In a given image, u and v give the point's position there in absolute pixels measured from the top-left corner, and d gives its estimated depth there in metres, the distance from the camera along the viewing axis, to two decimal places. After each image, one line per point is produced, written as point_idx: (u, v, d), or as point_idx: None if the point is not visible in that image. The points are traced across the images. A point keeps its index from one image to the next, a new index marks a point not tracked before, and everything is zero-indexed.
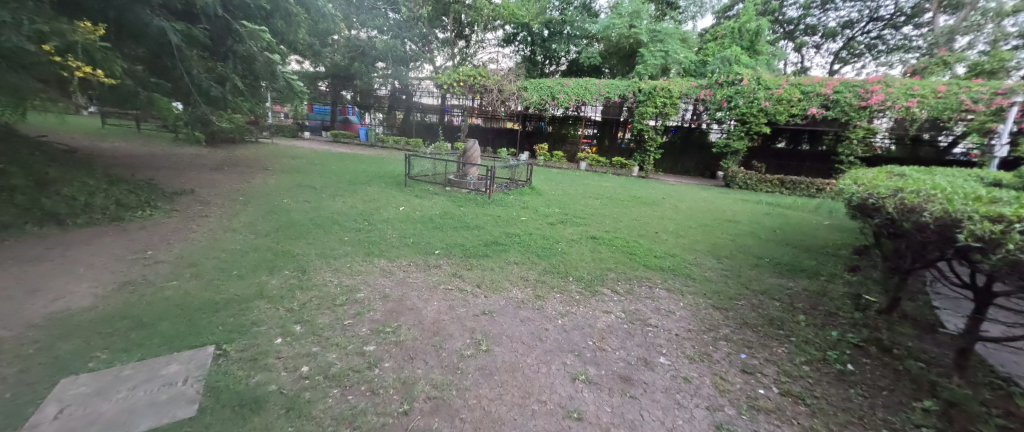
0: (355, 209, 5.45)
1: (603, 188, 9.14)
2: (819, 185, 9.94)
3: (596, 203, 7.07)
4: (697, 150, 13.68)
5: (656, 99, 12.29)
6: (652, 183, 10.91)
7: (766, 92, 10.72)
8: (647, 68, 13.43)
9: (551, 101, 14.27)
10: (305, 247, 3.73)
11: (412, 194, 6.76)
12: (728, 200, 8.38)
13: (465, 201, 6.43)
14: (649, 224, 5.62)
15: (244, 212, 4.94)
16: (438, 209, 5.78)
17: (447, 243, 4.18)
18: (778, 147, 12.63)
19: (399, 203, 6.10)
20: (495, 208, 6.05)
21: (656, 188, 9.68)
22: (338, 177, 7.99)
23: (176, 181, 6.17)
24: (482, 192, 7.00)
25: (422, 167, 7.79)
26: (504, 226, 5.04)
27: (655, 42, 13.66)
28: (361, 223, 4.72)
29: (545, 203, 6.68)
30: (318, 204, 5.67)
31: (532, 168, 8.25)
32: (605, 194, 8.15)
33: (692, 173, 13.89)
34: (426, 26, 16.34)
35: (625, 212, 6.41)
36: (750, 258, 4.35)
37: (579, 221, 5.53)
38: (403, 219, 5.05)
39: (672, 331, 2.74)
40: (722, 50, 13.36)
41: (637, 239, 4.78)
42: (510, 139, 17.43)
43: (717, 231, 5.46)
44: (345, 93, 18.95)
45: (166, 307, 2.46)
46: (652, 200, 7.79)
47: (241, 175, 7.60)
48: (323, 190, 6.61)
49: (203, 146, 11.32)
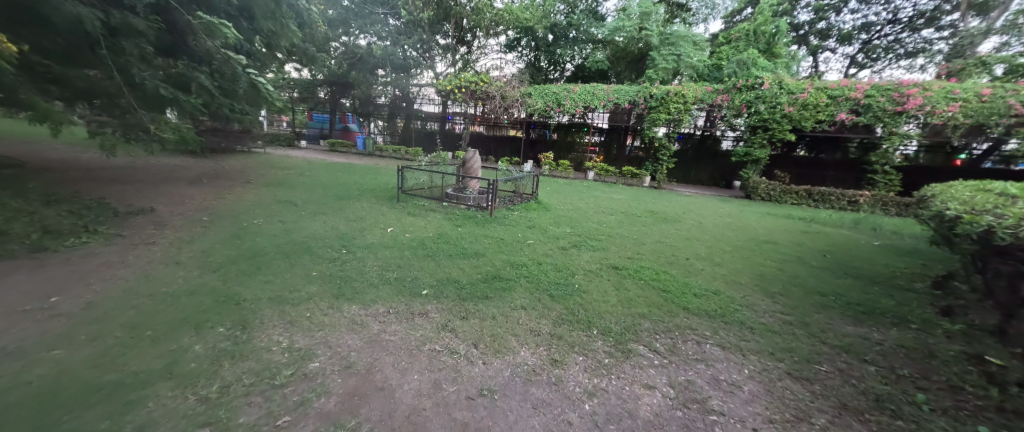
0: (335, 231, 4.72)
1: (616, 202, 8.36)
2: (850, 196, 9.10)
3: (611, 221, 6.27)
4: (710, 159, 12.96)
5: (669, 105, 11.53)
6: (666, 195, 10.16)
7: (789, 96, 9.94)
8: (657, 73, 12.82)
9: (556, 108, 13.61)
10: (257, 288, 2.96)
11: (404, 211, 6.03)
12: (756, 216, 7.54)
13: (463, 219, 5.67)
14: (677, 247, 4.83)
15: (203, 236, 4.19)
16: (432, 230, 5.05)
17: (438, 278, 3.42)
18: (798, 155, 11.83)
19: (387, 222, 5.36)
20: (498, 229, 5.27)
21: (672, 201, 8.90)
22: (326, 191, 7.28)
23: (137, 198, 5.46)
24: (483, 207, 6.27)
25: (417, 180, 7.05)
26: (509, 252, 4.29)
27: (666, 45, 12.96)
28: (339, 250, 3.98)
29: (554, 222, 5.90)
30: (293, 224, 4.93)
31: (538, 180, 7.53)
32: (619, 209, 7.39)
33: (706, 183, 13.11)
34: (427, 31, 15.75)
35: (646, 232, 5.60)
36: (811, 295, 3.54)
37: (595, 246, 4.74)
38: (389, 245, 4.29)
39: (749, 423, 1.92)
40: (737, 53, 12.67)
41: (669, 270, 3.97)
42: (513, 147, 16.81)
43: (760, 256, 4.64)
44: (344, 101, 18.44)
45: (19, 399, 1.68)
46: (672, 216, 6.99)
47: (219, 190, 6.91)
48: (304, 207, 5.88)
49: (189, 158, 10.73)
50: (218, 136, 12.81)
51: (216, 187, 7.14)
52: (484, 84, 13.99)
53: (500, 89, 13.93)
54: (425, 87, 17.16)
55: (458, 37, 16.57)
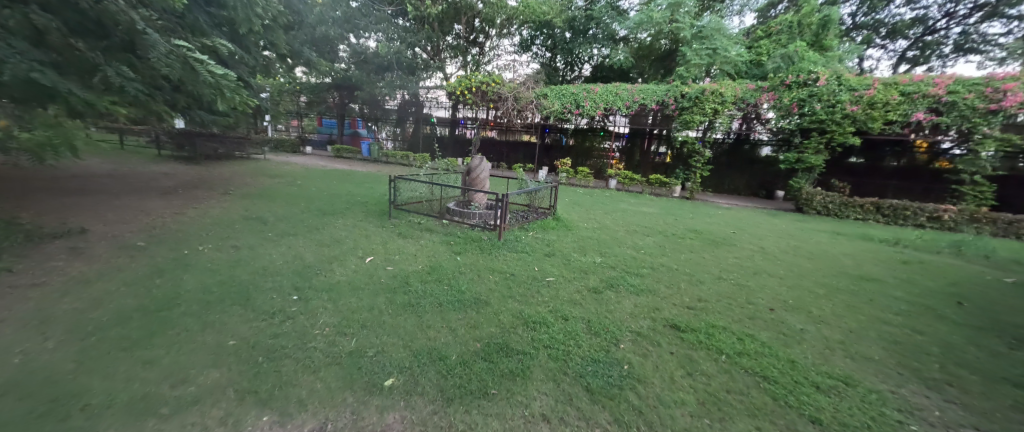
0: (297, 262, 3.66)
1: (648, 217, 7.12)
2: (930, 211, 7.59)
3: (649, 245, 5.02)
4: (746, 166, 11.64)
5: (705, 105, 10.14)
6: (703, 208, 8.84)
7: (850, 93, 8.47)
8: (689, 70, 11.40)
9: (575, 110, 12.35)
10: (112, 381, 1.83)
11: (395, 231, 4.96)
12: (824, 237, 6.16)
13: (464, 243, 4.54)
14: (749, 289, 3.55)
15: (114, 273, 3.16)
16: (425, 260, 3.95)
17: (414, 352, 2.26)
18: (852, 162, 10.34)
19: (371, 248, 4.28)
20: (506, 258, 4.10)
21: (714, 216, 7.60)
22: (311, 204, 6.30)
23: (72, 217, 4.52)
24: (491, 226, 5.14)
25: (414, 191, 5.99)
26: (522, 297, 3.15)
27: (699, 39, 11.61)
28: (286, 298, 2.85)
29: (578, 247, 4.72)
30: (248, 251, 3.90)
31: (556, 192, 6.41)
32: (655, 227, 6.16)
33: (742, 193, 11.75)
34: (436, 30, 14.85)
35: (697, 261, 4.35)
36: (1008, 389, 2.19)
37: (638, 287, 3.49)
38: (359, 286, 3.16)
39: None
40: (780, 46, 11.28)
41: (757, 334, 2.69)
42: (527, 153, 15.80)
43: (871, 306, 3.31)
44: (352, 106, 17.70)
45: None
46: (721, 236, 5.70)
47: (186, 203, 5.97)
48: (274, 227, 4.86)
49: (179, 167, 10.04)
50: (214, 142, 12.09)
51: (185, 200, 6.21)
52: (496, 85, 12.96)
53: (513, 90, 12.82)
54: (435, 90, 16.02)
55: (469, 38, 15.58)
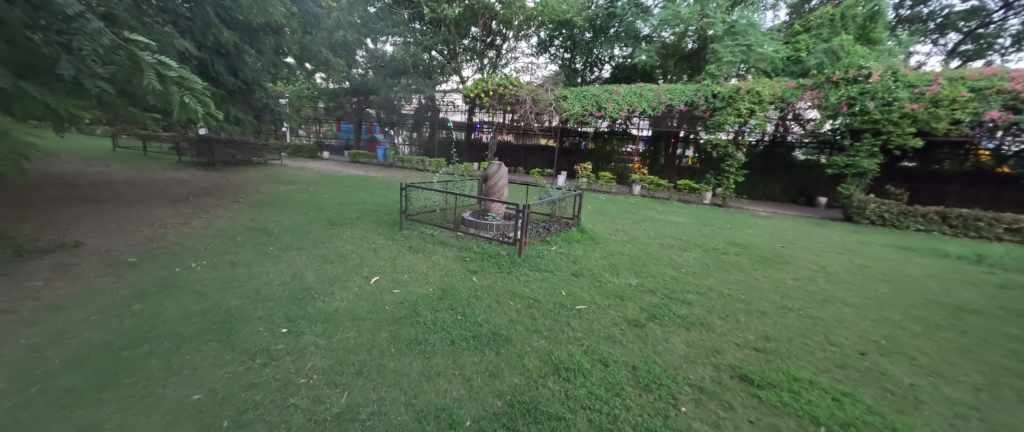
0: (294, 283, 3.25)
1: (682, 228, 6.49)
2: (1008, 221, 6.66)
3: (691, 262, 4.41)
4: (783, 170, 10.85)
5: (739, 105, 9.38)
6: (739, 216, 8.12)
7: (909, 90, 7.61)
8: (721, 68, 10.63)
9: (596, 112, 11.73)
10: None
11: (407, 245, 4.54)
12: (890, 253, 5.39)
13: (480, 260, 4.06)
14: (827, 323, 2.91)
15: (93, 294, 2.82)
16: (438, 280, 3.50)
17: (418, 414, 1.77)
18: (905, 167, 9.37)
19: (379, 265, 3.87)
20: (528, 279, 3.60)
21: (754, 227, 6.90)
22: (320, 213, 5.99)
23: (71, 230, 4.29)
24: (511, 240, 4.67)
25: (427, 200, 5.59)
26: (549, 332, 2.63)
27: (732, 34, 10.83)
28: (274, 333, 2.41)
29: (610, 265, 4.16)
30: (244, 269, 3.54)
31: (581, 200, 5.90)
32: (693, 240, 5.53)
33: (778, 200, 10.94)
34: (452, 32, 14.50)
35: (752, 285, 3.72)
36: None
37: (689, 319, 2.91)
38: (360, 316, 2.72)
39: None
40: (821, 41, 10.40)
41: (859, 393, 2.08)
42: (545, 158, 15.35)
43: (992, 350, 2.63)
44: (369, 111, 17.46)
45: None
46: (771, 252, 5.02)
47: (193, 212, 5.73)
48: (277, 239, 4.51)
49: (196, 174, 10.03)
50: (232, 148, 12.10)
51: (194, 209, 5.99)
52: (514, 87, 12.55)
53: (531, 93, 12.41)
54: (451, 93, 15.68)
55: (486, 40, 15.17)
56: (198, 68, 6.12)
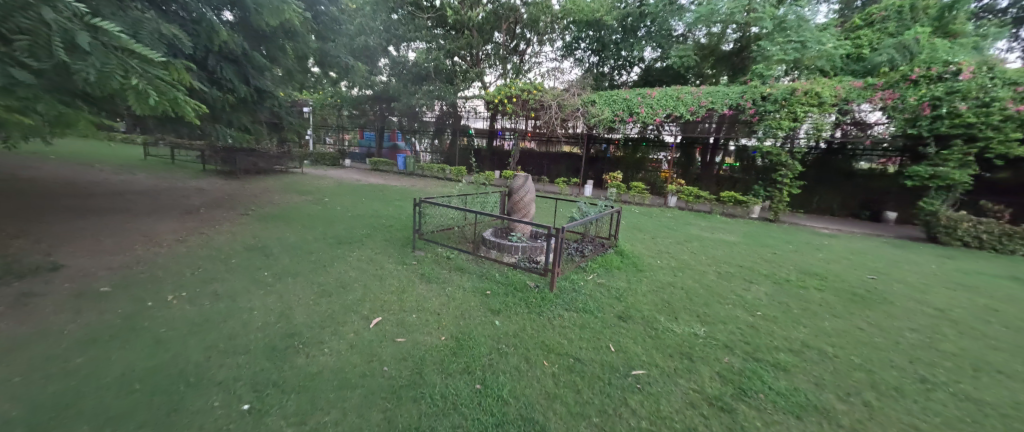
0: (279, 326, 2.65)
1: (737, 250, 5.58)
2: None
3: (764, 300, 3.55)
4: (841, 181, 9.69)
5: (796, 108, 8.31)
6: (799, 234, 7.08)
7: (1012, 88, 6.40)
8: (769, 68, 9.60)
9: (627, 117, 10.89)
10: None
11: (419, 272, 3.89)
12: (1015, 288, 4.30)
13: (504, 295, 3.39)
14: (1008, 414, 2.01)
15: (38, 339, 2.31)
16: (454, 324, 2.83)
17: None
18: (996, 177, 8.01)
19: (385, 298, 3.25)
20: (566, 325, 2.88)
21: (824, 249, 5.89)
22: (329, 228, 5.51)
23: (58, 250, 3.93)
24: (540, 268, 3.97)
25: (444, 217, 4.99)
26: (605, 420, 1.87)
27: (782, 30, 9.80)
28: (229, 412, 1.77)
29: (662, 303, 3.37)
30: (228, 303, 2.98)
31: (619, 217, 5.15)
32: (756, 267, 4.63)
33: (836, 213, 9.75)
34: (476, 35, 13.86)
35: (862, 341, 2.82)
36: None
37: (797, 400, 2.07)
38: (346, 385, 2.03)
39: None
40: (888, 35, 9.21)
41: None
42: (569, 166, 14.62)
43: None
44: (391, 118, 17.29)
45: None
46: (861, 287, 4.06)
47: (198, 226, 5.37)
48: (275, 262, 3.99)
49: (216, 183, 9.92)
50: (254, 156, 12.08)
51: (200, 222, 5.66)
52: (538, 92, 11.95)
53: (557, 97, 11.78)
54: (473, 99, 15.21)
55: (510, 44, 14.64)
56: (208, 74, 5.78)
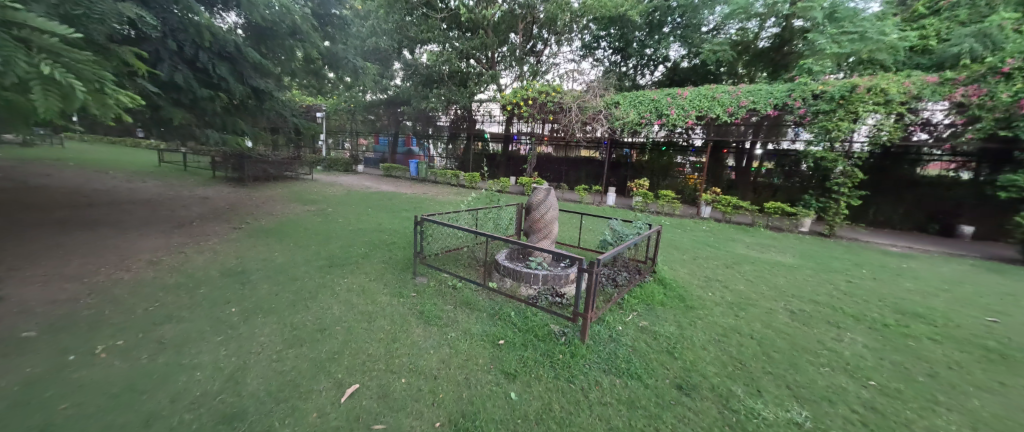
0: (218, 404, 1.93)
1: (800, 275, 4.67)
2: None
3: (871, 361, 2.65)
4: (906, 190, 8.54)
5: (857, 107, 7.23)
6: (867, 254, 6.03)
7: None
8: (819, 63, 8.55)
9: (656, 120, 9.95)
10: None
11: (416, 310, 3.18)
12: None
13: (523, 348, 2.62)
14: None
15: None
16: (455, 398, 2.08)
17: None
18: None
19: (369, 352, 2.52)
20: (609, 404, 2.07)
21: (908, 275, 4.87)
22: (324, 247, 4.89)
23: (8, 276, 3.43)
24: (567, 307, 3.19)
25: (451, 236, 4.29)
26: None
27: (834, 21, 8.79)
28: None
29: (734, 363, 2.53)
30: (164, 360, 2.30)
31: (657, 238, 4.33)
32: (836, 304, 3.71)
33: (899, 226, 8.57)
34: (490, 34, 13.08)
35: None
36: None
37: None
38: None
39: None
40: (960, 22, 8.08)
41: None
42: (589, 171, 13.80)
43: None
44: (404, 123, 16.48)
45: None
46: (991, 338, 3.10)
47: (181, 243, 4.86)
48: (247, 294, 3.34)
49: (221, 190, 9.60)
50: (265, 163, 11.80)
51: (186, 237, 5.16)
52: (557, 94, 11.19)
53: (576, 99, 11.02)
54: (488, 103, 14.13)
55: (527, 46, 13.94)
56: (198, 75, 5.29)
